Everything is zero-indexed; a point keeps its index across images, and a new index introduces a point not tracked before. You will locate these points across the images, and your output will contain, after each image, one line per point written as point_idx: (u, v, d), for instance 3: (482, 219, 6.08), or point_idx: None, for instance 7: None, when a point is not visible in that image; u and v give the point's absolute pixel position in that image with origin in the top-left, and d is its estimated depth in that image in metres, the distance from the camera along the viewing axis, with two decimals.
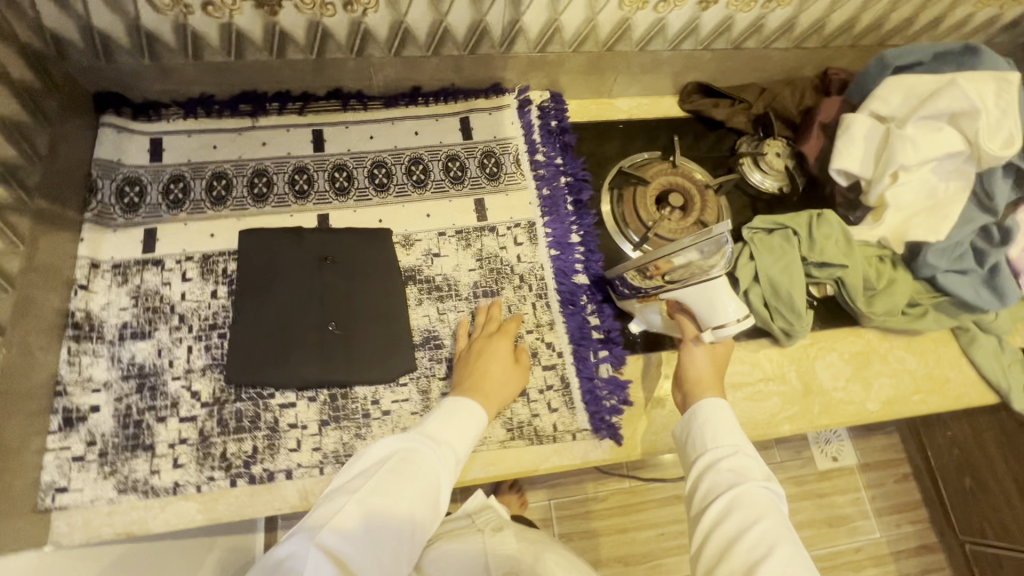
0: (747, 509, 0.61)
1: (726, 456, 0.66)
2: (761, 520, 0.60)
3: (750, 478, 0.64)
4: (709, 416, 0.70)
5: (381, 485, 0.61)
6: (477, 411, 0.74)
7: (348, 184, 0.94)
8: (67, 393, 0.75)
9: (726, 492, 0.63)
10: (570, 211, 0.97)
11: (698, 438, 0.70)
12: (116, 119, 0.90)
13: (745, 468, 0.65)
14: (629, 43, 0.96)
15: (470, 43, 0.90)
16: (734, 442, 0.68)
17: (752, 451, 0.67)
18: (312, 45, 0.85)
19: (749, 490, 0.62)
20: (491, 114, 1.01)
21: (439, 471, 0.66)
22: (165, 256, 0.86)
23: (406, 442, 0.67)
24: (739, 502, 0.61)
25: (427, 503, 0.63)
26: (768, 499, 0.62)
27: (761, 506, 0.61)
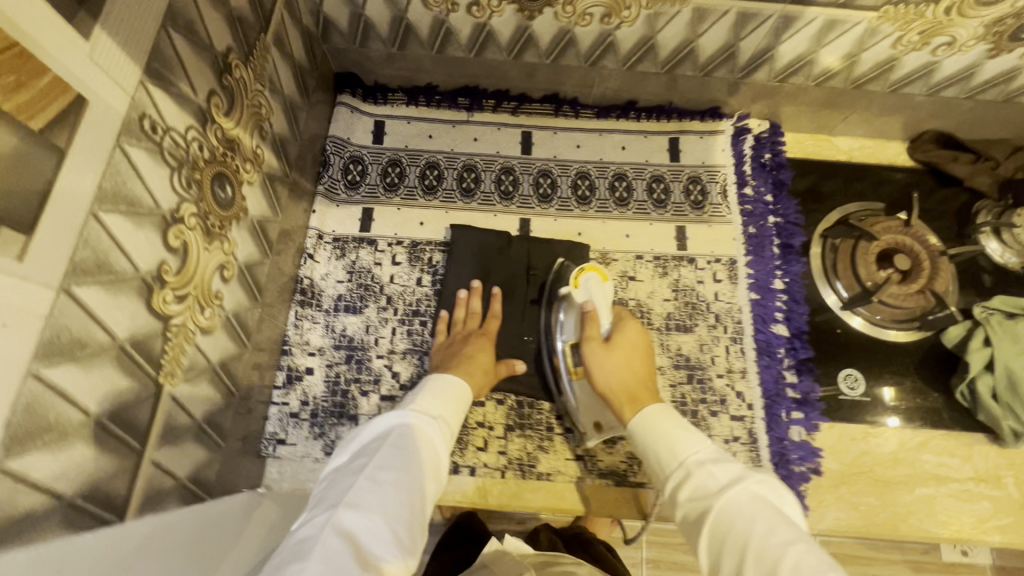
0: (739, 528, 0.49)
1: (681, 475, 0.56)
2: (754, 534, 0.48)
3: (752, 499, 0.51)
4: (658, 435, 0.61)
5: (386, 460, 0.55)
6: (459, 385, 0.71)
7: (551, 192, 0.94)
8: (290, 353, 0.82)
9: (733, 539, 0.49)
10: (776, 254, 0.91)
11: (652, 459, 0.61)
12: (350, 99, 0.94)
13: (700, 475, 0.55)
14: (883, 83, 0.87)
15: (710, 65, 0.85)
16: (683, 453, 0.58)
17: (711, 448, 0.58)
18: (551, 51, 0.85)
19: (734, 512, 0.50)
20: (703, 137, 0.97)
21: (440, 446, 0.61)
22: (378, 237, 0.90)
23: (402, 420, 0.61)
24: (723, 532, 0.50)
25: (433, 478, 0.57)
26: (776, 516, 0.49)
27: (773, 530, 0.47)
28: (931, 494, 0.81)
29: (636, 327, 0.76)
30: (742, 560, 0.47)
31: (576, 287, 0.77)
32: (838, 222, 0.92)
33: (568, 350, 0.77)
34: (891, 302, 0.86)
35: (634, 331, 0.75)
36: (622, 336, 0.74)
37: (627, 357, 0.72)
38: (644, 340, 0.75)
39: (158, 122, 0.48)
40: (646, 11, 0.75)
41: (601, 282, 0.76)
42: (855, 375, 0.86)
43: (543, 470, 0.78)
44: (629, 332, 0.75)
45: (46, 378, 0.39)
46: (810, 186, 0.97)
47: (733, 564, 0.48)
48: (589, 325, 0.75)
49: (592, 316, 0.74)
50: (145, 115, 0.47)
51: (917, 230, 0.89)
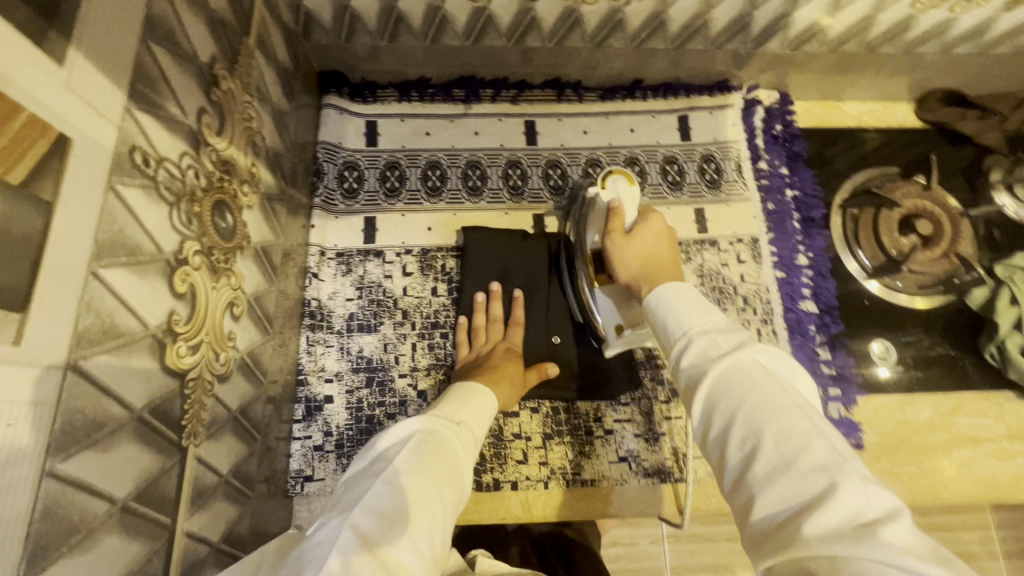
0: (752, 396, 0.40)
1: (688, 343, 0.47)
2: (757, 406, 0.40)
3: (758, 368, 0.42)
4: (666, 304, 0.52)
5: (407, 465, 0.49)
6: (487, 395, 0.65)
7: (563, 184, 0.89)
8: (306, 382, 0.77)
9: (728, 407, 0.41)
10: (797, 229, 0.89)
11: (662, 322, 0.51)
12: (337, 99, 0.87)
13: (708, 343, 0.46)
14: (897, 43, 0.84)
15: (722, 37, 0.81)
16: (696, 324, 0.48)
17: (721, 318, 0.49)
18: (555, 33, 0.79)
19: (733, 380, 0.42)
20: (714, 113, 0.93)
21: (461, 453, 0.54)
22: (385, 248, 0.84)
23: (423, 423, 0.55)
24: (718, 397, 0.42)
25: (458, 487, 0.51)
26: (782, 390, 0.40)
27: (774, 401, 0.40)
28: (969, 456, 0.81)
29: (662, 219, 0.69)
30: (729, 429, 0.40)
31: (603, 188, 0.73)
32: (857, 190, 0.91)
33: (590, 248, 0.73)
34: (915, 269, 0.86)
35: (661, 222, 0.68)
36: (647, 226, 0.67)
37: (651, 243, 0.65)
38: (672, 231, 0.68)
39: (150, 153, 0.42)
40: None
41: (627, 183, 0.73)
42: (886, 346, 0.85)
43: (587, 476, 0.76)
44: (655, 223, 0.68)
45: (64, 474, 0.33)
46: (824, 155, 0.94)
47: (718, 430, 0.41)
48: (612, 219, 0.70)
49: (616, 212, 0.70)
50: (135, 147, 0.40)
51: (938, 194, 0.88)
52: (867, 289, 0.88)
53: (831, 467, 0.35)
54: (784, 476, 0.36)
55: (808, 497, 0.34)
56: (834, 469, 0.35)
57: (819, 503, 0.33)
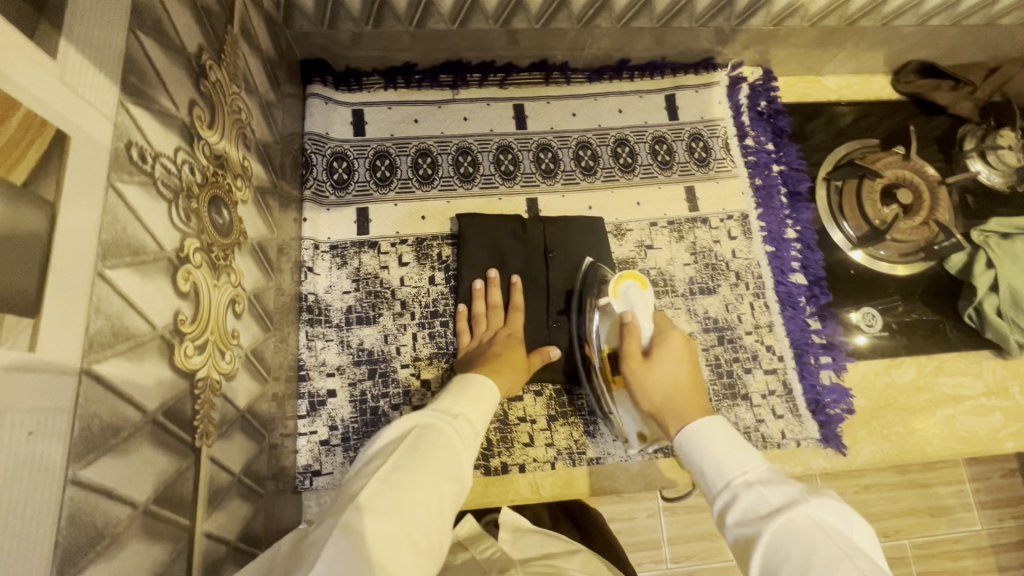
0: (816, 556, 0.42)
1: (737, 493, 0.50)
2: (820, 566, 0.42)
3: (812, 524, 0.44)
4: (704, 446, 0.55)
5: (403, 461, 0.49)
6: (488, 388, 0.65)
7: (555, 167, 0.89)
8: (308, 377, 0.76)
9: (790, 572, 0.43)
10: (785, 203, 0.91)
11: (701, 468, 0.55)
12: (322, 88, 0.85)
13: (751, 498, 0.49)
14: (875, 17, 0.86)
15: (707, 14, 0.82)
16: (740, 468, 0.52)
17: (763, 464, 0.52)
18: (542, 14, 0.78)
19: (790, 542, 0.44)
20: (700, 91, 0.93)
21: (459, 446, 0.54)
22: (380, 239, 0.83)
23: (420, 418, 0.55)
24: (778, 559, 0.44)
25: (453, 479, 0.51)
26: (840, 551, 0.42)
27: (835, 565, 0.41)
28: (951, 414, 0.85)
29: (684, 339, 0.68)
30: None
31: (615, 298, 0.70)
32: (840, 163, 0.92)
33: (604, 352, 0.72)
34: (899, 238, 0.89)
35: (680, 341, 0.68)
36: (667, 348, 0.67)
37: (673, 370, 0.65)
38: (692, 347, 0.68)
39: (146, 148, 0.40)
40: None
41: (642, 290, 0.70)
42: (872, 313, 0.88)
43: (593, 455, 0.77)
44: (674, 344, 0.67)
45: (85, 479, 0.32)
46: (808, 130, 0.96)
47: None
48: (627, 339, 0.68)
49: (631, 329, 0.68)
50: (132, 142, 0.39)
51: (915, 161, 0.90)
52: (851, 258, 0.91)
53: None
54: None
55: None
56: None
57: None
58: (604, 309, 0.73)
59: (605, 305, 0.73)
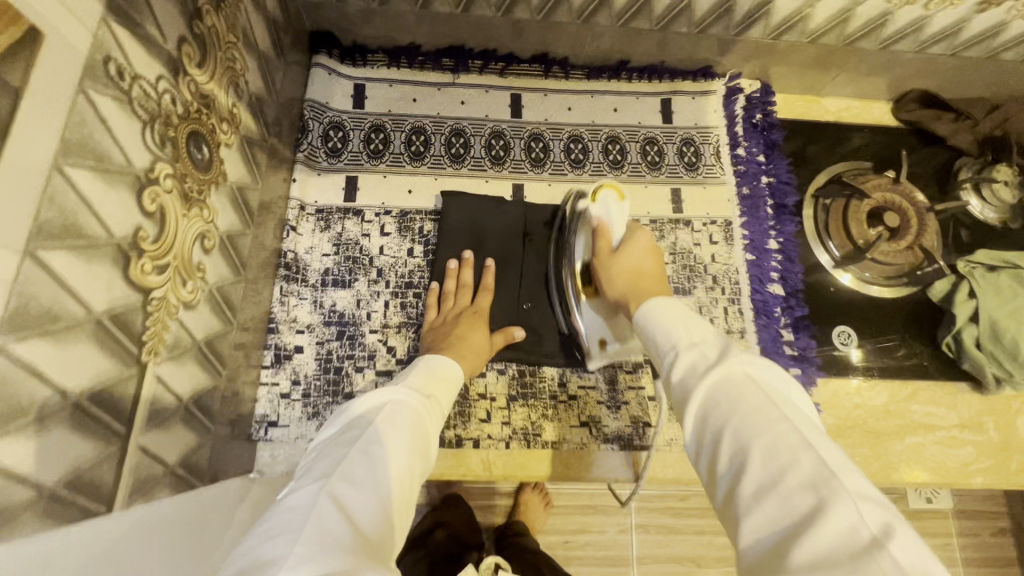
0: (742, 411, 0.42)
1: (678, 355, 0.49)
2: (742, 416, 0.41)
3: (748, 382, 0.44)
4: (655, 321, 0.54)
5: (379, 438, 0.47)
6: (449, 364, 0.65)
7: (545, 156, 0.91)
8: (277, 331, 0.78)
9: (718, 425, 0.42)
10: (770, 214, 0.91)
11: (654, 338, 0.53)
12: (327, 60, 0.89)
13: (694, 355, 0.48)
14: (875, 39, 0.86)
15: (705, 21, 0.83)
16: (691, 335, 0.50)
17: (712, 331, 0.51)
18: (543, 6, 0.81)
19: (722, 399, 0.43)
20: (696, 98, 0.95)
21: (427, 425, 0.54)
22: (365, 207, 0.85)
23: (392, 396, 0.54)
24: (711, 414, 0.43)
25: (424, 458, 0.51)
26: (769, 406, 0.41)
27: (764, 418, 0.41)
28: (920, 442, 0.84)
29: (648, 235, 0.70)
30: (721, 449, 0.41)
31: (592, 202, 0.75)
32: (830, 181, 0.92)
33: (579, 262, 0.74)
34: (880, 259, 0.88)
35: (647, 237, 0.70)
36: (634, 242, 0.68)
37: (637, 260, 0.66)
38: (658, 247, 0.69)
39: (125, 68, 0.43)
40: None
41: (618, 198, 0.74)
42: (848, 332, 0.87)
43: (548, 439, 0.77)
44: (641, 240, 0.69)
45: (16, 355, 0.34)
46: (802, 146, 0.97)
47: (711, 446, 0.42)
48: (599, 237, 0.72)
49: (602, 230, 0.72)
50: (110, 58, 0.41)
51: (907, 188, 0.90)
52: (838, 280, 0.90)
53: (816, 481, 0.36)
54: (774, 497, 0.36)
55: (795, 518, 0.35)
56: (825, 484, 0.35)
57: (803, 526, 0.34)
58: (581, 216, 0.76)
59: (584, 209, 0.77)
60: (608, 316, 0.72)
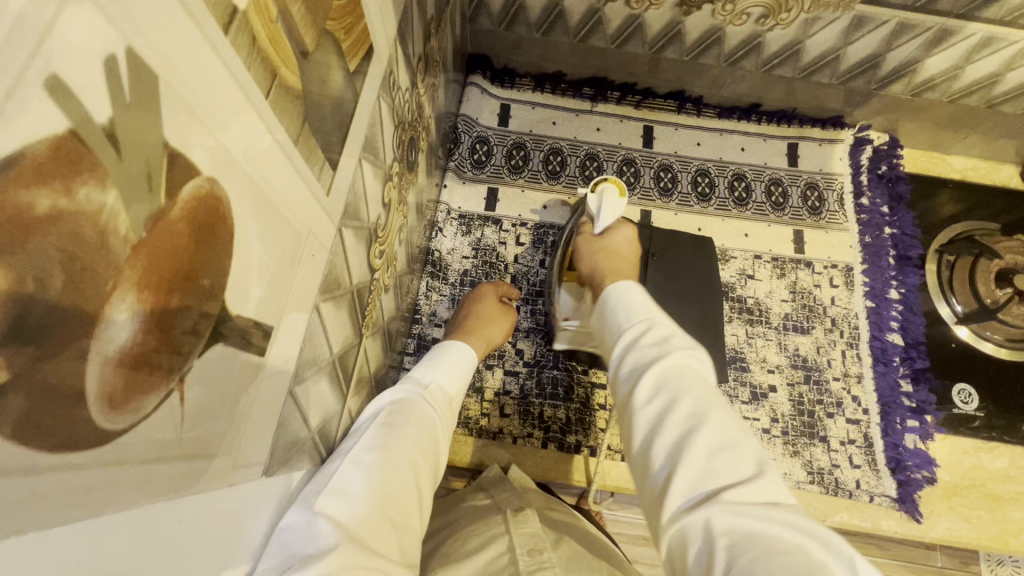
0: (695, 381, 0.47)
1: (653, 330, 0.52)
2: (701, 388, 0.46)
3: (692, 373, 0.48)
4: (628, 298, 0.58)
5: (376, 441, 0.49)
6: (463, 349, 0.68)
7: (672, 187, 0.95)
8: (419, 322, 0.84)
9: (669, 399, 0.45)
10: (892, 265, 0.92)
11: (613, 318, 0.57)
12: (481, 80, 0.97)
13: (655, 335, 0.52)
14: (1017, 103, 0.88)
15: (849, 74, 0.87)
16: (654, 318, 0.55)
17: (672, 324, 0.54)
18: (695, 48, 0.87)
19: (688, 373, 0.47)
20: (823, 145, 0.98)
21: (434, 420, 0.56)
22: (503, 217, 0.91)
23: (399, 395, 0.56)
24: (676, 379, 0.47)
25: (430, 453, 0.53)
26: (718, 393, 0.47)
27: (715, 396, 0.46)
28: None
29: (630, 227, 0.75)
30: (662, 419, 0.45)
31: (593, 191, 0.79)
32: (957, 238, 0.93)
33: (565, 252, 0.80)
34: (1009, 320, 0.88)
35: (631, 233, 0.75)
36: (619, 229, 0.74)
37: (613, 243, 0.73)
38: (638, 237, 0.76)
39: (396, 80, 0.50)
40: (805, 15, 0.77)
41: (615, 197, 0.77)
42: (969, 391, 0.86)
43: None
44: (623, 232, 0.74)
45: (321, 311, 0.40)
46: (927, 201, 0.97)
47: (655, 415, 0.45)
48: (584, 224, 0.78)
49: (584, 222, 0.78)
50: (392, 71, 0.48)
51: None
52: (954, 334, 0.89)
53: (749, 452, 0.42)
54: (722, 453, 0.41)
55: (733, 479, 0.40)
56: (762, 467, 0.40)
57: (746, 483, 0.39)
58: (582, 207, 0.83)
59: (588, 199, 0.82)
60: (569, 295, 0.77)
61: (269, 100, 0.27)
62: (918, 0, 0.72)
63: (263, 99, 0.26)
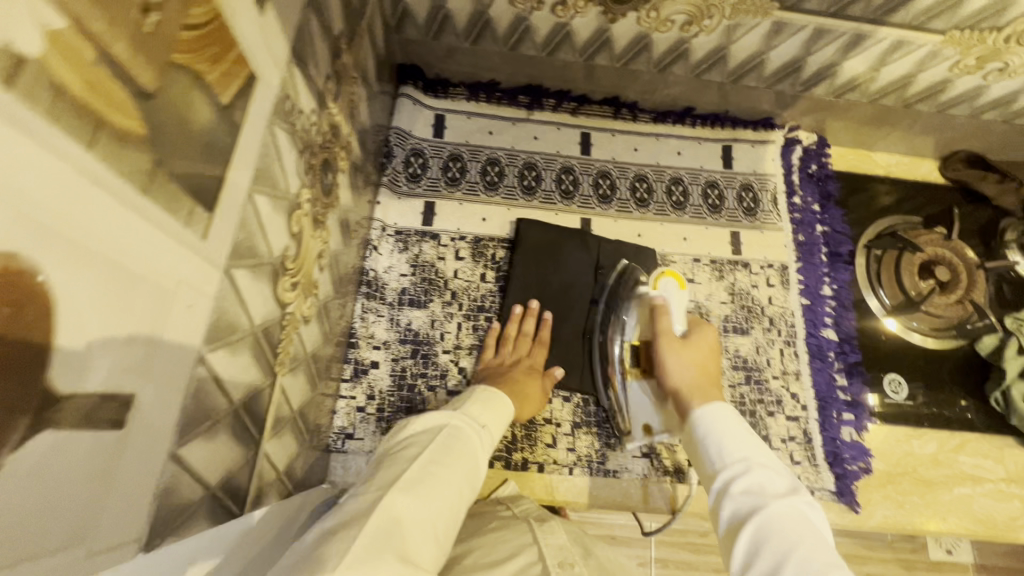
0: (790, 534, 0.44)
1: (739, 473, 0.50)
2: (806, 548, 0.43)
3: (803, 523, 0.45)
4: (712, 427, 0.55)
5: (438, 457, 0.54)
6: (505, 404, 0.69)
7: (611, 194, 0.95)
8: (356, 346, 0.81)
9: (777, 554, 0.43)
10: (824, 261, 0.95)
11: (703, 451, 0.54)
12: (413, 91, 0.94)
13: (752, 483, 0.49)
14: (931, 103, 0.92)
15: (774, 78, 0.89)
16: (747, 455, 0.52)
17: (773, 467, 0.51)
18: (625, 55, 0.86)
19: (788, 526, 0.44)
20: (755, 147, 0.99)
21: (482, 454, 0.60)
22: (441, 232, 0.89)
23: (458, 420, 0.61)
24: (771, 536, 0.44)
25: (474, 486, 0.56)
26: (829, 551, 0.43)
27: (825, 562, 0.42)
28: (969, 493, 0.85)
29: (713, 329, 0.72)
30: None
31: (653, 287, 0.74)
32: (883, 233, 0.96)
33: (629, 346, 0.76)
34: (933, 311, 0.91)
35: (711, 334, 0.71)
36: (701, 332, 0.71)
37: (703, 355, 0.68)
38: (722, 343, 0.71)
39: (295, 104, 0.47)
40: (727, 22, 0.78)
41: (679, 288, 0.73)
42: (899, 380, 0.90)
43: (611, 467, 0.80)
44: (707, 335, 0.71)
45: (209, 364, 0.37)
46: (854, 198, 1.00)
47: (763, 571, 0.43)
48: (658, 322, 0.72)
49: (662, 316, 0.71)
50: (288, 96, 0.45)
51: (957, 244, 0.94)
52: (884, 326, 0.92)
53: None
54: None
55: None
56: None
57: None
58: (639, 298, 0.76)
59: (640, 293, 0.77)
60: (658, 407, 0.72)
61: (93, 153, 0.24)
62: (831, 7, 0.74)
63: (84, 154, 0.23)
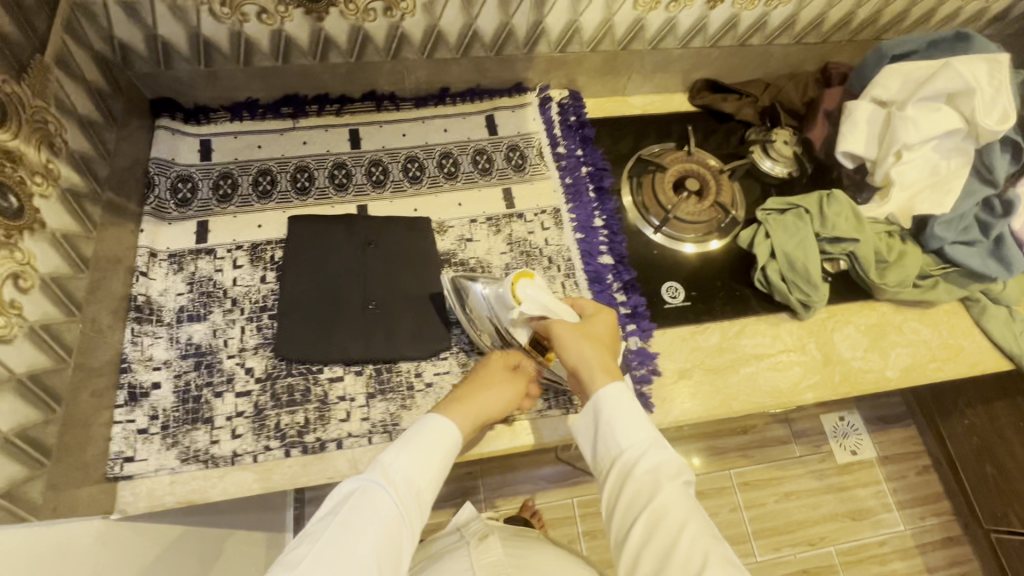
0: (668, 513, 0.60)
1: (640, 458, 0.65)
2: (681, 522, 0.59)
3: (680, 499, 0.61)
4: (614, 408, 0.68)
5: (333, 547, 0.56)
6: (449, 432, 0.70)
7: (384, 177, 1.00)
8: (131, 370, 0.80)
9: (662, 528, 0.59)
10: (592, 197, 1.03)
11: (609, 435, 0.67)
12: (170, 122, 0.96)
13: (645, 467, 0.64)
14: (642, 41, 1.04)
15: (497, 44, 0.99)
16: (643, 441, 0.66)
17: (664, 447, 0.65)
18: (353, 49, 0.94)
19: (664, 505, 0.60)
20: (515, 111, 1.08)
21: (398, 518, 0.61)
22: (216, 246, 0.91)
23: (367, 489, 0.62)
24: (651, 513, 0.60)
25: (392, 558, 0.58)
26: (693, 520, 0.60)
27: (689, 528, 0.58)
28: (754, 371, 0.93)
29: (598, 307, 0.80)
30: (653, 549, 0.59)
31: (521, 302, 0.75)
32: (637, 163, 1.07)
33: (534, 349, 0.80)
34: (692, 218, 1.01)
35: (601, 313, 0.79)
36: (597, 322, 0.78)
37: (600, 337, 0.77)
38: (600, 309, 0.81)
39: None
40: None
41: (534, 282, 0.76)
42: (675, 286, 0.98)
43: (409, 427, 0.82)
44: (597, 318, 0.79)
45: None
46: (613, 138, 1.10)
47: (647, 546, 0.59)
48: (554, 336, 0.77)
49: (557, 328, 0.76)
50: None
51: (698, 156, 1.07)
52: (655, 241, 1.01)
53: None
54: None
55: None
56: None
57: None
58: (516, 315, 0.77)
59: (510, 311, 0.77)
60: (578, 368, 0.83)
61: None
62: None
63: None
